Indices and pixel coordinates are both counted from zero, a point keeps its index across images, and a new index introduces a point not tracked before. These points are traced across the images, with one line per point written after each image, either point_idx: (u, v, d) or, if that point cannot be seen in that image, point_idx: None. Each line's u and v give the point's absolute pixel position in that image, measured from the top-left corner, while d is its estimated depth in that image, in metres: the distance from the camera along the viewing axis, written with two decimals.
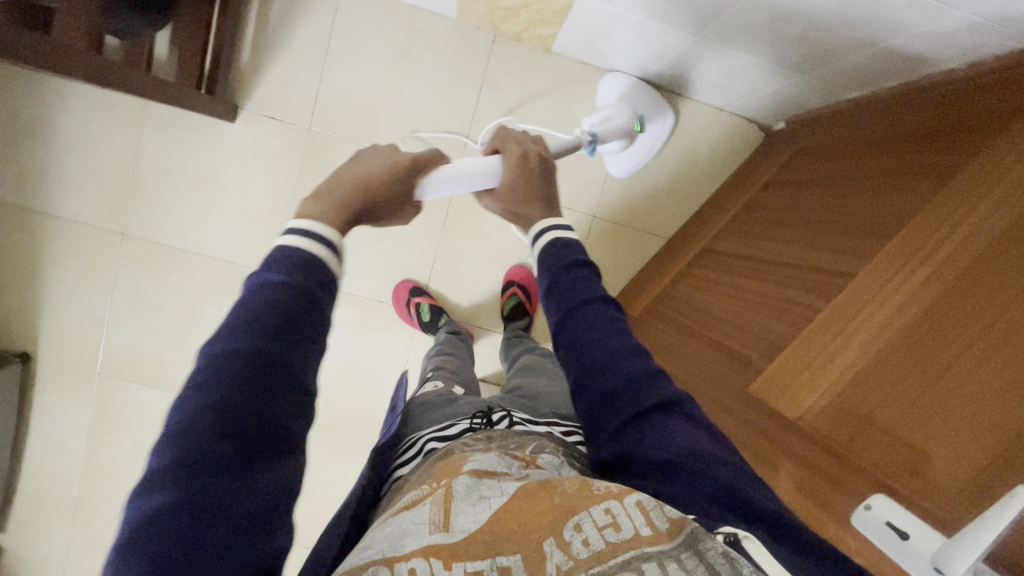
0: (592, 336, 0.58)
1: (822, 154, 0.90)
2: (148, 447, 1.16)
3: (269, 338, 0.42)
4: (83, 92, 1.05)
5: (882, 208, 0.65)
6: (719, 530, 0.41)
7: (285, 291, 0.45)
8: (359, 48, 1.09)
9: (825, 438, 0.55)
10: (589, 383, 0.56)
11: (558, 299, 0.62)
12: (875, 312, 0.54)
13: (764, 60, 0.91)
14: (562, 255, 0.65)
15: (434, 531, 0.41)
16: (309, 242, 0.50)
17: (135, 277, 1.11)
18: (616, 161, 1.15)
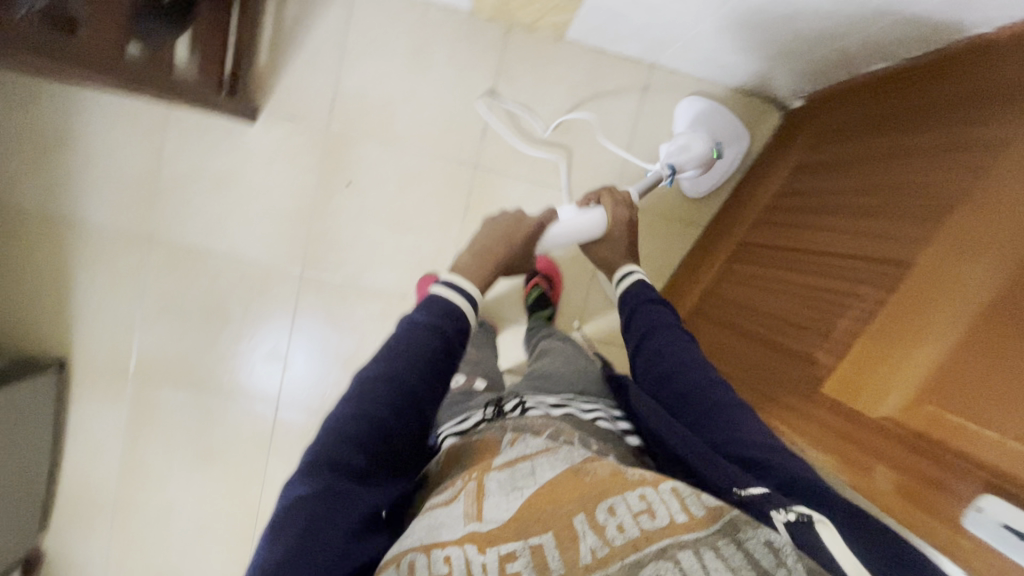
0: (677, 346, 0.69)
1: (849, 132, 0.89)
2: (181, 449, 1.17)
3: (408, 375, 0.57)
4: (107, 101, 1.07)
5: (933, 191, 0.63)
6: (792, 509, 0.43)
7: (426, 332, 0.61)
8: (373, 46, 1.10)
9: (913, 433, 0.54)
10: (669, 385, 0.65)
11: (643, 318, 0.75)
12: (941, 305, 0.55)
13: (784, 37, 0.90)
14: (646, 290, 0.81)
15: (469, 521, 0.44)
16: (455, 293, 0.67)
17: (164, 281, 1.13)
18: (692, 183, 1.15)
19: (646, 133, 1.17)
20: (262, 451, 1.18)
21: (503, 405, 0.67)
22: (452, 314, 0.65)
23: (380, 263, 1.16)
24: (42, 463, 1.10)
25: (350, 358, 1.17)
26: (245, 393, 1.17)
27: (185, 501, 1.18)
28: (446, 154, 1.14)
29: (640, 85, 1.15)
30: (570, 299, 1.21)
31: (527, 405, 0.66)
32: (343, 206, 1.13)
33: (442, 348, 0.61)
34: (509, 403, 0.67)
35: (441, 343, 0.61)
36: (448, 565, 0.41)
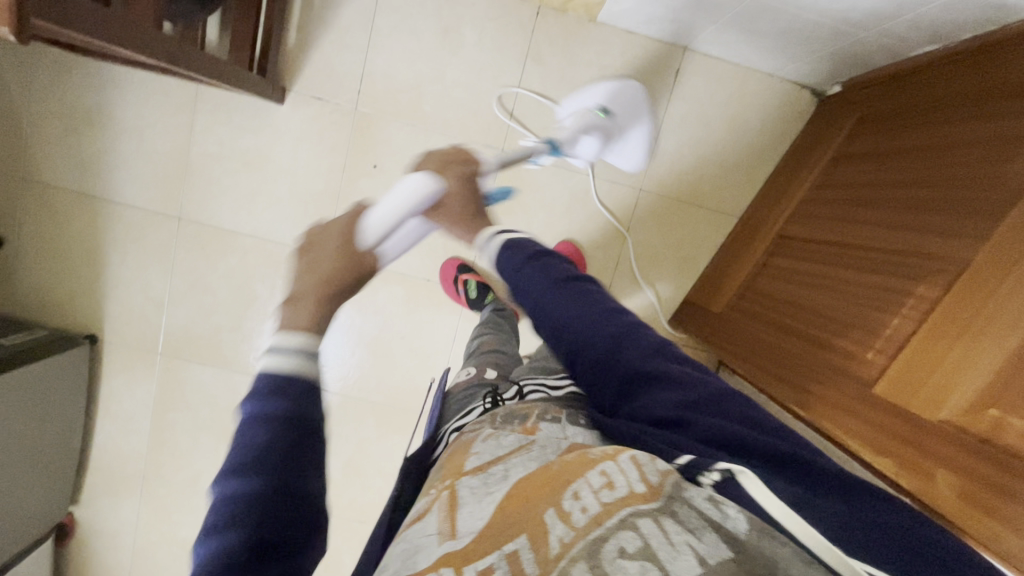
0: (573, 316, 0.57)
1: (892, 121, 0.87)
2: (207, 424, 1.20)
3: (272, 484, 0.38)
4: (138, 78, 1.07)
5: (991, 185, 0.62)
6: (715, 468, 0.42)
7: (277, 421, 0.40)
8: (403, 25, 1.09)
9: (975, 436, 0.54)
10: (581, 361, 0.57)
11: (525, 287, 0.61)
12: (1001, 302, 0.54)
13: (826, 20, 0.87)
14: (523, 246, 0.64)
15: (442, 540, 0.38)
16: (291, 359, 0.43)
17: (191, 261, 1.14)
18: (620, 156, 1.13)
19: (675, 118, 1.15)
20: None
21: (501, 395, 0.70)
22: (292, 383, 0.42)
23: None
24: (76, 436, 1.14)
25: (373, 338, 1.20)
26: None
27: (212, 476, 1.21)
28: (473, 137, 1.13)
29: (671, 68, 1.13)
30: None
31: (526, 391, 0.69)
32: (369, 187, 1.13)
33: (286, 441, 0.40)
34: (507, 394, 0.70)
35: (286, 434, 0.40)
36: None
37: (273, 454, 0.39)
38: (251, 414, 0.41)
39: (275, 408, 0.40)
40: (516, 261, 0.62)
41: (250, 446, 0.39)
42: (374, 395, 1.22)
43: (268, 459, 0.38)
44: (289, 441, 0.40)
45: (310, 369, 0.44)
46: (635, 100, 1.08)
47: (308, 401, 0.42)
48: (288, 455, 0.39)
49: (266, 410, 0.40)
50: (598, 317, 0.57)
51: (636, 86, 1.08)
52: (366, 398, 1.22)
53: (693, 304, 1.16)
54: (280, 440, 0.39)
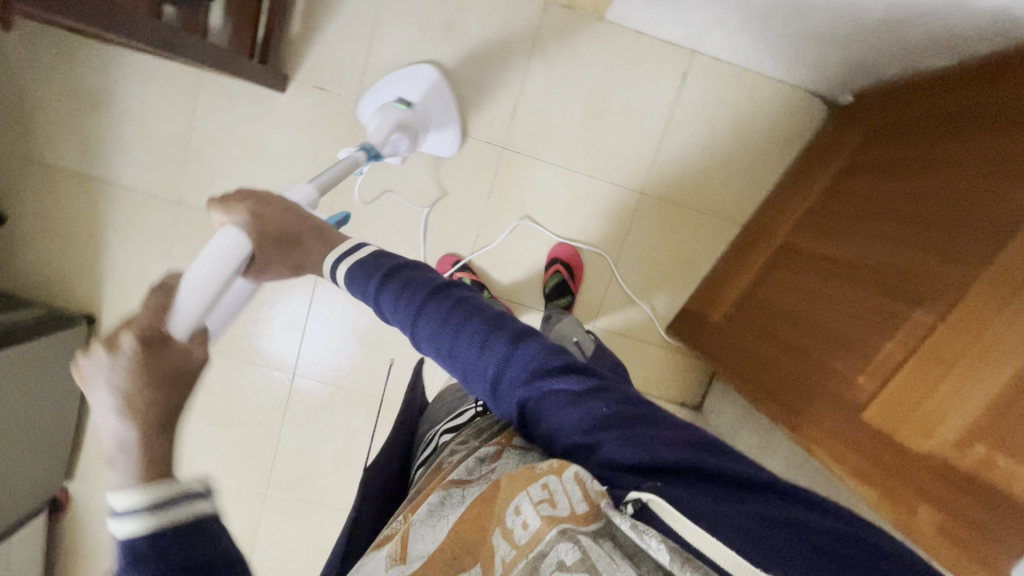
0: (447, 343, 0.53)
1: (905, 134, 0.84)
2: (202, 408, 1.21)
3: None
4: (141, 61, 1.07)
5: (992, 211, 0.60)
6: (626, 500, 0.42)
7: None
8: (407, 16, 1.07)
9: (961, 472, 0.53)
10: (474, 385, 0.54)
11: (396, 307, 0.55)
12: (999, 333, 0.52)
13: (837, 26, 0.84)
14: (387, 262, 0.58)
15: (391, 565, 0.41)
16: (136, 525, 0.37)
17: (189, 246, 1.14)
18: (435, 144, 1.10)
19: (680, 121, 1.13)
20: (277, 415, 1.22)
21: None
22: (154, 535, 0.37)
23: (401, 240, 1.15)
24: (71, 414, 1.15)
25: (367, 332, 1.20)
26: (264, 359, 1.20)
27: (203, 460, 1.23)
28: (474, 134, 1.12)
29: (678, 70, 1.10)
30: (590, 289, 1.19)
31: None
32: (368, 179, 1.13)
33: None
34: None
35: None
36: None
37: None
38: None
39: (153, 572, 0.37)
40: (373, 284, 0.57)
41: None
42: (365, 388, 1.22)
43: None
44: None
45: (172, 518, 0.38)
46: (437, 89, 1.07)
47: (192, 546, 0.38)
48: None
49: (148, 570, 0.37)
50: (471, 338, 0.52)
51: (432, 72, 1.06)
52: (358, 390, 1.22)
53: (692, 311, 1.14)
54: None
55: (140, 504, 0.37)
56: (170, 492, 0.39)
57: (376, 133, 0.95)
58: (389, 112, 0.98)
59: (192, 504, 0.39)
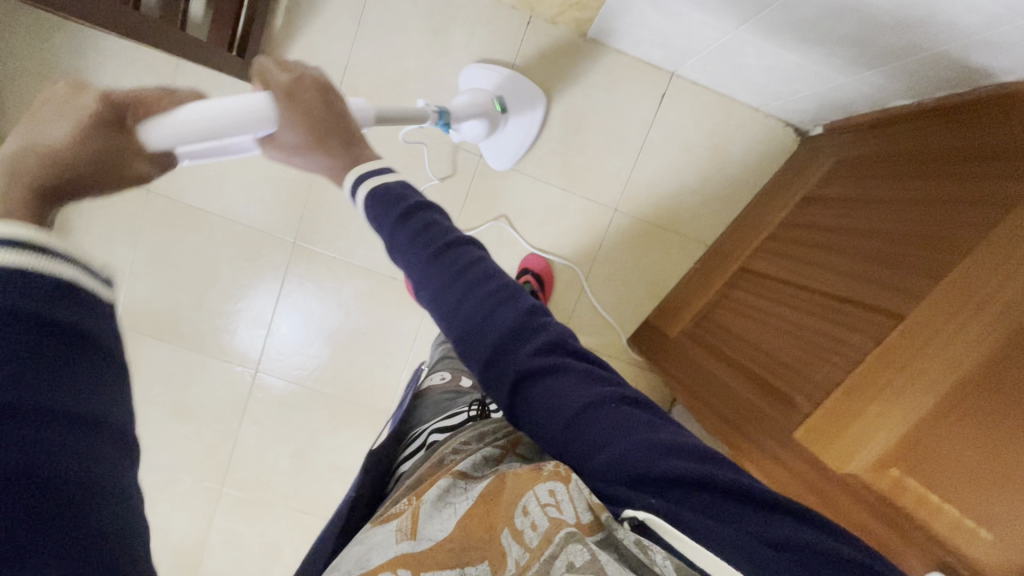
0: (452, 301, 0.46)
1: (866, 169, 0.86)
2: (159, 399, 1.19)
3: None
4: (119, 45, 1.06)
5: (935, 246, 0.62)
6: (624, 516, 0.40)
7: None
8: (392, 20, 1.08)
9: (876, 493, 0.56)
10: (468, 354, 0.47)
11: (402, 255, 0.48)
12: (920, 368, 0.54)
13: (808, 60, 0.87)
14: (398, 201, 0.50)
15: (401, 539, 0.39)
16: None
17: (157, 235, 1.13)
18: (494, 151, 1.12)
19: (658, 142, 1.14)
20: (235, 412, 1.20)
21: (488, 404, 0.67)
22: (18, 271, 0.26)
23: (373, 242, 1.16)
24: None
25: (334, 332, 1.19)
26: (228, 354, 1.18)
27: (158, 453, 1.21)
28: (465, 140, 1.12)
29: (658, 91, 1.12)
30: (559, 302, 1.19)
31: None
32: None
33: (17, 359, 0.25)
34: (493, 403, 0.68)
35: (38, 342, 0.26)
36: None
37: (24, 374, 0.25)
38: None
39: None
40: (390, 221, 0.49)
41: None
42: (328, 388, 1.21)
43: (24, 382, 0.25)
44: (47, 361, 0.26)
45: (45, 270, 0.27)
46: (533, 115, 1.10)
47: (64, 307, 0.27)
48: (37, 387, 0.25)
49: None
50: (489, 305, 0.46)
51: (540, 101, 1.09)
52: (321, 391, 1.21)
53: (652, 323, 1.16)
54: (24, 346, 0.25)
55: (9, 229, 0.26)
56: (52, 239, 0.28)
57: (459, 107, 0.99)
58: (478, 97, 1.02)
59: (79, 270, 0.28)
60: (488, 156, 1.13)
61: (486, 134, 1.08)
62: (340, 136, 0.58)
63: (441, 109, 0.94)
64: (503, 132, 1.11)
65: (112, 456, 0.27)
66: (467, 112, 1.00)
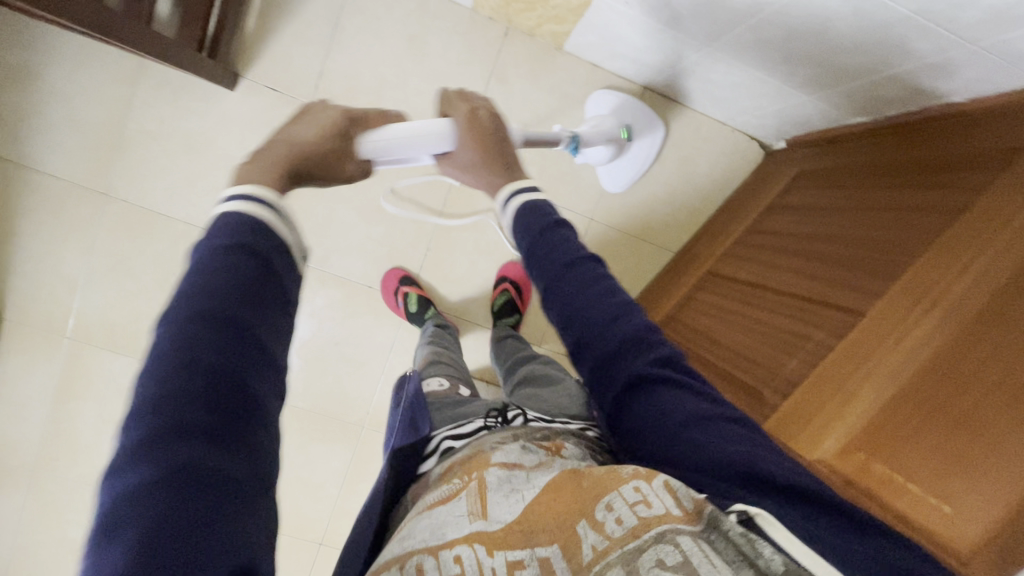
0: (578, 306, 0.53)
1: (824, 180, 0.92)
2: (115, 418, 1.12)
3: (232, 311, 0.36)
4: (74, 43, 1.01)
5: (891, 247, 0.67)
6: (732, 509, 0.40)
7: (233, 256, 0.39)
8: (367, 27, 1.07)
9: (842, 479, 0.57)
10: (583, 355, 0.54)
11: (538, 263, 0.55)
12: (885, 353, 0.57)
13: (774, 78, 0.91)
14: (538, 219, 0.57)
15: (473, 519, 0.43)
16: (250, 207, 0.42)
17: (116, 242, 1.07)
18: (610, 176, 1.16)
19: None
20: None
21: (506, 413, 0.62)
22: (261, 228, 0.42)
23: (348, 250, 1.13)
24: None
25: (305, 342, 1.15)
26: None
27: None
28: None
29: None
30: (537, 309, 1.20)
31: (530, 417, 0.63)
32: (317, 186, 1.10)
33: (252, 296, 0.38)
34: (511, 412, 0.63)
35: (269, 284, 0.39)
36: (460, 564, 0.39)
37: (232, 298, 0.37)
38: (221, 245, 0.39)
39: (250, 247, 0.40)
40: (532, 234, 0.56)
41: (197, 283, 0.37)
42: (298, 401, 1.17)
43: (251, 299, 0.37)
44: (274, 295, 0.40)
45: (281, 232, 0.43)
46: (652, 141, 1.14)
47: (280, 261, 0.42)
48: (263, 308, 0.38)
49: (225, 253, 0.39)
50: (615, 314, 0.53)
51: (659, 130, 1.14)
52: (291, 404, 1.17)
53: None
54: (249, 279, 0.38)
55: (275, 202, 0.44)
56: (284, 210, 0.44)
57: (590, 133, 1.03)
58: (604, 124, 1.07)
59: (295, 238, 0.45)
60: (604, 180, 1.16)
61: (609, 158, 1.12)
62: (502, 158, 0.64)
63: (574, 134, 0.99)
64: (624, 157, 1.15)
65: (270, 382, 0.37)
66: (596, 137, 1.04)
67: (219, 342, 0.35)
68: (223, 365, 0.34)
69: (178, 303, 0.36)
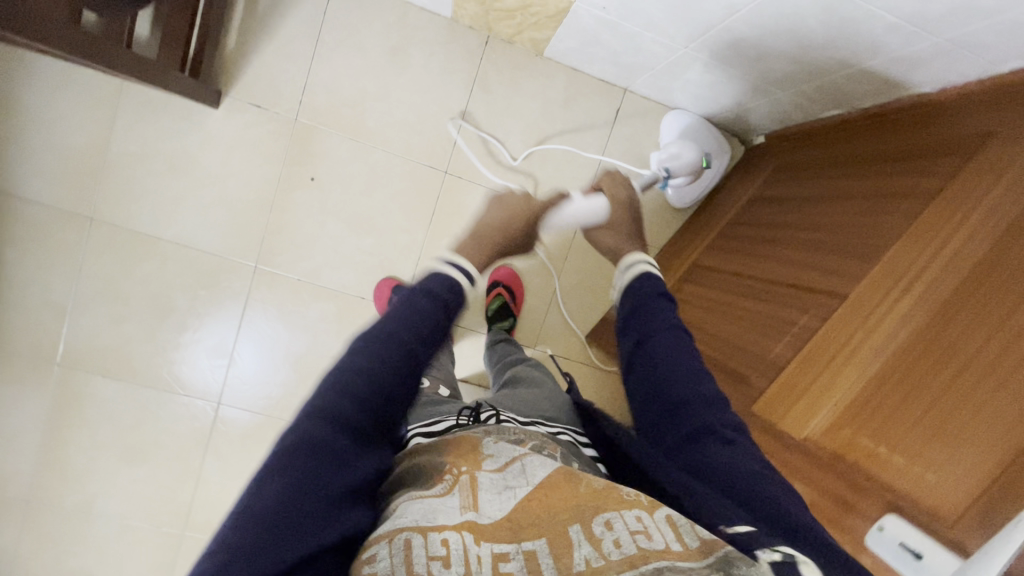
0: (661, 358, 0.64)
1: (803, 170, 0.94)
2: (108, 444, 1.10)
3: (413, 341, 0.58)
4: (54, 68, 1.01)
5: (867, 232, 0.69)
6: (778, 551, 0.42)
7: (428, 300, 0.63)
8: (348, 40, 1.08)
9: (831, 453, 0.61)
10: (652, 403, 0.62)
11: (639, 324, 0.70)
12: (866, 335, 0.61)
13: (751, 75, 0.94)
14: (646, 288, 0.75)
15: (466, 510, 0.46)
16: (453, 266, 0.70)
17: (103, 265, 1.06)
18: (677, 193, 1.19)
19: (615, 154, 1.19)
20: (196, 449, 1.12)
21: (479, 413, 0.65)
22: (455, 282, 0.68)
23: (338, 262, 1.13)
24: None
25: (299, 357, 1.13)
26: (185, 389, 1.11)
27: (107, 501, 1.11)
28: (432, 157, 1.13)
29: (613, 106, 1.17)
30: (530, 312, 1.22)
31: (502, 417, 0.65)
32: (305, 200, 1.10)
33: (436, 337, 0.61)
34: (484, 412, 0.66)
35: (442, 329, 0.63)
36: (446, 547, 0.42)
37: (421, 333, 0.59)
38: (427, 286, 0.65)
39: (449, 296, 0.66)
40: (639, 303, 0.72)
41: (401, 313, 0.60)
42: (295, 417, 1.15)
43: (430, 336, 0.60)
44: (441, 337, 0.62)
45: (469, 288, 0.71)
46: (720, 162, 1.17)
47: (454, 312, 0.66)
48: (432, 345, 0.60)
49: (422, 297, 0.63)
50: (691, 371, 0.62)
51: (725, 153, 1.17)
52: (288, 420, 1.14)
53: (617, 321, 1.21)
54: (429, 321, 0.61)
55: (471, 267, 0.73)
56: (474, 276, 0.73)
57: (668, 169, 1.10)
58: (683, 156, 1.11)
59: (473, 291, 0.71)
60: (673, 197, 1.19)
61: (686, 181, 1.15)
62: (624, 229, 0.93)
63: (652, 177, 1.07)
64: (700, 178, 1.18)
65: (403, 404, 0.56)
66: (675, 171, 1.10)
67: (399, 361, 0.56)
68: (394, 379, 0.54)
69: (383, 323, 0.59)
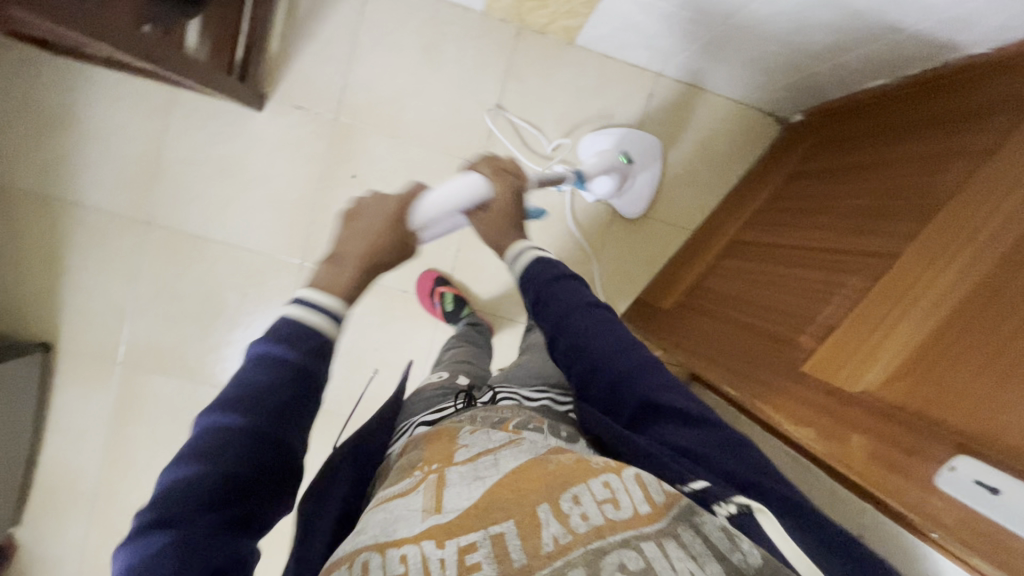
0: (583, 341, 0.63)
1: (846, 143, 0.93)
2: (166, 439, 1.14)
3: (254, 417, 0.47)
4: (113, 80, 1.06)
5: (920, 191, 0.68)
6: (733, 501, 0.46)
7: (277, 366, 0.51)
8: (385, 40, 1.11)
9: (890, 404, 0.59)
10: (595, 383, 0.62)
11: (548, 308, 0.67)
12: (926, 287, 0.60)
13: (789, 50, 0.92)
14: (546, 271, 0.70)
15: (427, 515, 0.42)
16: (310, 312, 0.57)
17: (158, 267, 1.11)
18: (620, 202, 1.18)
19: None
20: None
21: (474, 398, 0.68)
22: (306, 331, 0.55)
23: None
24: (22, 449, 1.07)
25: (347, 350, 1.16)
26: None
27: None
28: (469, 149, 1.15)
29: (645, 91, 1.17)
30: None
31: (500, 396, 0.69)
32: (347, 197, 1.13)
33: (296, 399, 0.50)
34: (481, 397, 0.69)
35: (298, 390, 0.51)
36: (403, 564, 0.38)
37: (265, 403, 0.48)
38: (268, 349, 0.53)
39: (292, 351, 0.53)
40: (542, 286, 0.69)
41: (241, 384, 0.50)
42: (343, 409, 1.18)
43: (281, 404, 0.49)
44: (306, 396, 0.51)
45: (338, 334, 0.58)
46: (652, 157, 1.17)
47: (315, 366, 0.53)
48: (290, 414, 0.49)
49: (268, 362, 0.51)
50: (608, 350, 0.62)
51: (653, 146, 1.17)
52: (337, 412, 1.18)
53: (648, 297, 1.18)
54: (270, 391, 0.49)
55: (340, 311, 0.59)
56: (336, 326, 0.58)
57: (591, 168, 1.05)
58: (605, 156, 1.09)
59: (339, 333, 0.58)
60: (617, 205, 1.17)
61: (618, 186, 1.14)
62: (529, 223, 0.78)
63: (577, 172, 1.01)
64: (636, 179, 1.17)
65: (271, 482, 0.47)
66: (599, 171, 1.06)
67: (241, 442, 0.46)
68: (240, 460, 0.45)
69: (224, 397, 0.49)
